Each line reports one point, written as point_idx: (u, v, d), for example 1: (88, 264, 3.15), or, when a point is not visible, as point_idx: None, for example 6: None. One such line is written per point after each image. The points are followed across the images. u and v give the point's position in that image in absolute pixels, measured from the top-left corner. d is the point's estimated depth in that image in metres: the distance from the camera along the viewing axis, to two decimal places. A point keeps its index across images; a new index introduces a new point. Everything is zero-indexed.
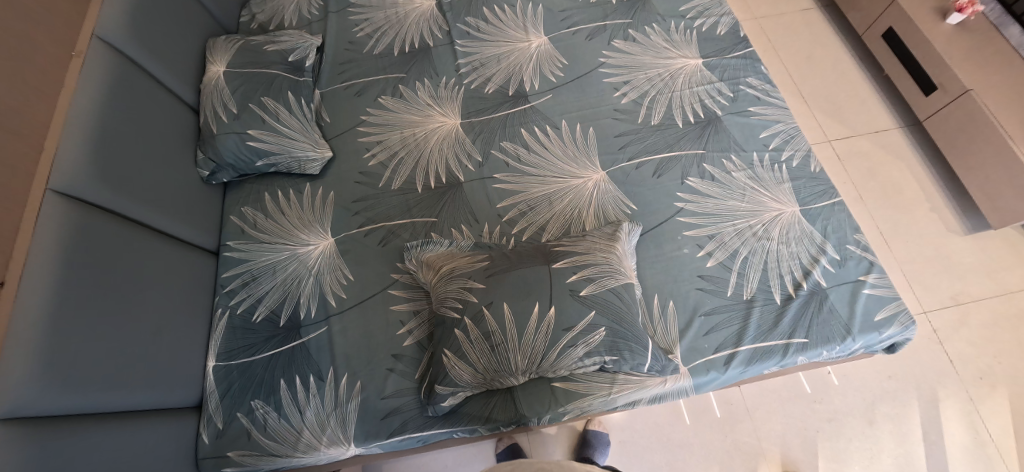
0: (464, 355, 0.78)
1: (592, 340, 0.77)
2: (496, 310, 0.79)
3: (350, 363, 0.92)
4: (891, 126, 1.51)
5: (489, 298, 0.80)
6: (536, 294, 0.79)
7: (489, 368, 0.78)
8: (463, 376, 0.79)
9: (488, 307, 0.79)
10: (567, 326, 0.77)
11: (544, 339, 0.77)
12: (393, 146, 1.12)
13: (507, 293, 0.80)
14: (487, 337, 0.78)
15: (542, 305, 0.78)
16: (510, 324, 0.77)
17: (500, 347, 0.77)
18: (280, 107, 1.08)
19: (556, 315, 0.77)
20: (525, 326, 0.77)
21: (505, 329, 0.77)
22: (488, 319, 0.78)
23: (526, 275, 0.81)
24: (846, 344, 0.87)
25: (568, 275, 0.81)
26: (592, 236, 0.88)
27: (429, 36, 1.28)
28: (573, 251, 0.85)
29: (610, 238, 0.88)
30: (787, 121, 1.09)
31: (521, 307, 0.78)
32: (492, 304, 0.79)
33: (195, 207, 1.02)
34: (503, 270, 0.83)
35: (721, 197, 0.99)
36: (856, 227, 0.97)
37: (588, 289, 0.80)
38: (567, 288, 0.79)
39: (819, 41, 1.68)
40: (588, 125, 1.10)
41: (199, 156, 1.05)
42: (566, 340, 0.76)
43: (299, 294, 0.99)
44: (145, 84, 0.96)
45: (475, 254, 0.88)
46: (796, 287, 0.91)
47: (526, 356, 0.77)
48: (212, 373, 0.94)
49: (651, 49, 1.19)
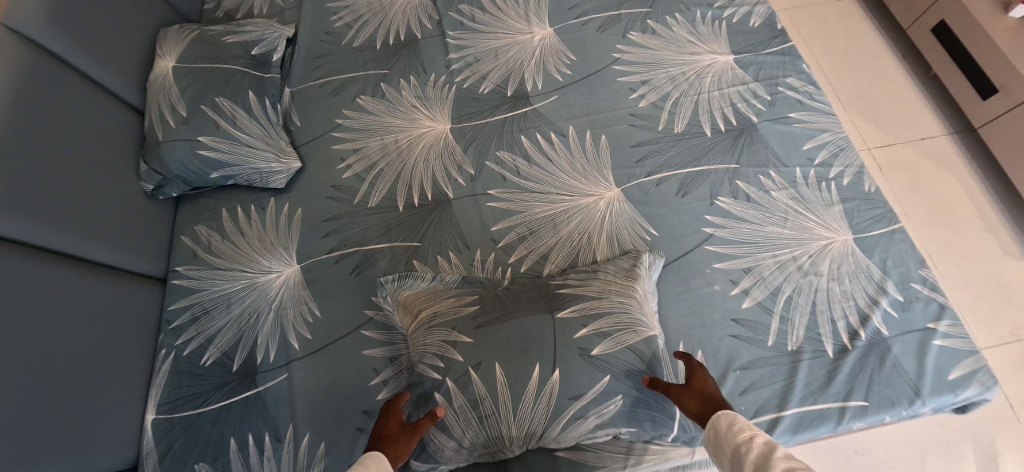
0: (446, 428, 0.63)
1: (605, 410, 0.62)
2: (485, 372, 0.63)
3: (313, 420, 0.77)
4: (939, 133, 1.34)
5: (477, 357, 0.64)
6: (536, 352, 0.64)
7: (477, 444, 0.63)
8: (445, 453, 0.64)
9: (476, 368, 0.63)
10: (575, 394, 0.62)
11: (546, 410, 0.62)
12: (372, 155, 0.96)
13: (501, 351, 0.64)
14: (474, 406, 0.62)
15: (544, 368, 0.63)
16: (504, 391, 0.62)
17: (490, 419, 0.62)
18: (238, 110, 0.92)
19: (561, 380, 0.62)
20: (522, 394, 0.62)
21: (496, 398, 0.62)
22: (475, 385, 0.63)
23: (523, 327, 0.65)
24: (914, 409, 0.71)
25: (577, 328, 0.65)
26: (607, 273, 0.73)
27: (417, 27, 1.11)
28: (583, 295, 0.69)
29: (628, 276, 0.72)
30: (835, 130, 0.92)
31: (517, 369, 0.63)
32: (480, 365, 0.64)
33: (136, 229, 0.87)
34: (495, 319, 0.67)
35: (758, 222, 0.83)
36: (920, 260, 0.81)
37: (601, 347, 0.64)
38: (576, 346, 0.64)
39: (858, 34, 1.50)
40: (600, 133, 0.94)
41: (143, 167, 0.89)
42: (573, 412, 0.62)
43: (257, 332, 0.83)
44: (70, 82, 0.80)
45: (463, 296, 0.72)
46: (852, 337, 0.75)
47: (523, 430, 0.62)
48: (150, 428, 0.79)
49: (674, 43, 1.02)
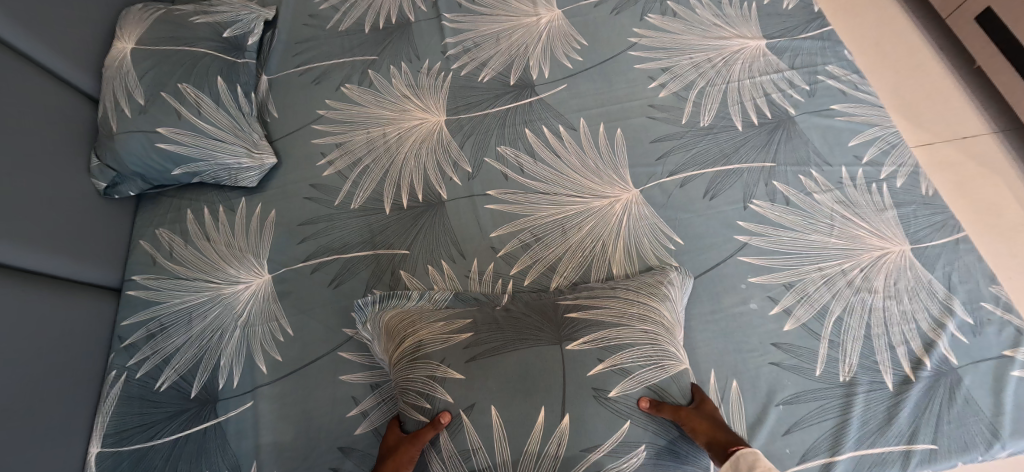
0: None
1: (625, 466, 0.51)
2: (479, 415, 0.53)
3: (280, 456, 0.66)
4: (982, 131, 1.22)
5: (470, 398, 0.53)
6: (541, 393, 0.52)
7: None
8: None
9: (468, 411, 0.53)
10: (589, 447, 0.51)
11: (553, 468, 0.50)
12: (357, 150, 0.85)
13: (499, 391, 0.53)
14: (465, 459, 0.52)
15: (550, 412, 0.52)
16: (501, 441, 0.51)
17: None
18: (204, 98, 0.81)
19: (572, 428, 0.51)
20: (523, 445, 0.51)
21: (492, 448, 0.51)
22: (467, 432, 0.52)
23: (527, 360, 0.54)
24: (992, 454, 0.60)
25: (592, 363, 0.54)
26: (626, 293, 0.62)
27: (410, 9, 1.00)
28: (598, 322, 0.57)
29: (649, 297, 0.61)
30: (884, 124, 0.81)
31: (517, 413, 0.52)
32: (474, 407, 0.53)
33: (87, 232, 0.76)
34: (491, 351, 0.56)
35: (799, 229, 0.72)
36: (990, 275, 0.70)
37: (619, 389, 0.53)
38: (590, 386, 0.53)
39: (891, 23, 1.38)
40: (614, 126, 0.83)
41: (95, 162, 0.78)
42: (588, 469, 0.50)
43: (220, 353, 0.72)
44: (6, 62, 0.69)
45: (454, 317, 0.61)
46: (915, 366, 0.63)
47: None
48: (94, 463, 0.68)
49: (698, 26, 0.91)
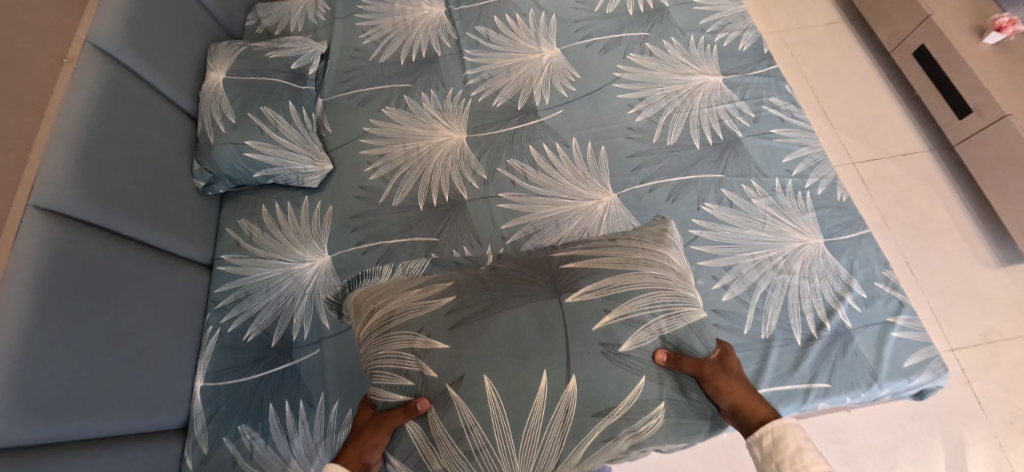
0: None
1: (643, 429, 0.59)
2: (470, 388, 0.59)
3: (341, 389, 0.88)
4: (919, 149, 1.43)
5: (458, 371, 0.60)
6: (539, 362, 0.60)
7: None
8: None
9: (456, 384, 0.60)
10: (600, 411, 0.58)
11: (560, 435, 0.58)
12: (396, 160, 1.08)
13: (488, 361, 0.60)
14: (461, 438, 0.57)
15: (554, 379, 0.59)
16: (500, 410, 0.58)
17: (481, 453, 0.57)
18: (280, 118, 1.04)
19: (579, 394, 0.59)
20: (525, 418, 0.58)
21: (489, 424, 0.58)
22: (459, 409, 0.58)
23: (510, 322, 0.62)
24: (872, 391, 0.81)
25: (596, 320, 0.62)
26: (629, 248, 0.71)
27: (436, 45, 1.24)
28: (599, 274, 0.67)
29: (650, 251, 0.71)
30: (812, 145, 1.02)
31: (516, 386, 0.59)
32: (463, 379, 0.60)
33: (191, 220, 0.99)
34: (470, 317, 0.64)
35: (739, 225, 0.94)
36: (884, 262, 0.91)
37: (630, 341, 0.61)
38: (597, 342, 0.61)
39: (845, 55, 1.60)
40: (600, 144, 1.05)
41: (196, 166, 1.01)
42: (601, 435, 0.58)
43: (293, 313, 0.95)
44: (140, 92, 0.93)
45: (425, 288, 0.70)
46: (818, 328, 0.85)
47: (529, 463, 0.58)
48: (200, 394, 0.90)
49: (669, 64, 1.13)
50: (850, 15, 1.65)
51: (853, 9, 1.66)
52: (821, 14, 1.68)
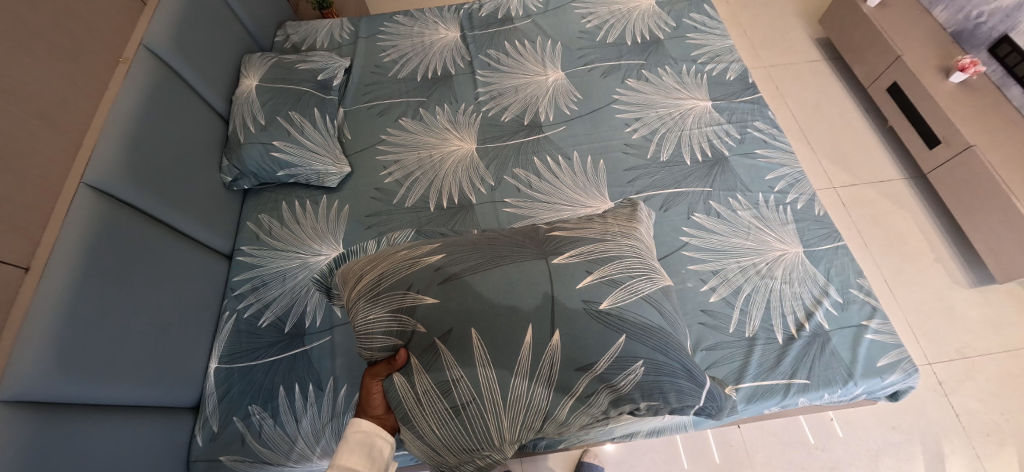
0: (416, 427, 0.65)
1: (621, 383, 0.65)
2: (457, 340, 0.65)
3: (349, 373, 0.93)
4: (896, 178, 1.54)
5: (448, 325, 0.66)
6: (525, 317, 0.66)
7: (452, 434, 0.64)
8: (415, 450, 0.67)
9: (445, 337, 0.66)
10: (583, 366, 0.64)
11: (546, 387, 0.64)
12: (410, 165, 1.16)
13: (476, 317, 0.66)
14: (447, 386, 0.64)
15: (540, 333, 0.65)
16: (488, 363, 0.64)
17: (466, 406, 0.64)
18: (307, 123, 1.14)
19: (564, 351, 0.64)
20: (512, 369, 0.64)
21: (475, 376, 0.64)
22: (448, 365, 0.64)
23: (499, 278, 0.69)
24: (847, 388, 0.87)
25: (581, 279, 0.69)
26: (604, 224, 0.80)
27: (450, 65, 1.35)
28: (581, 241, 0.74)
29: (623, 227, 0.80)
30: (793, 165, 1.12)
31: (504, 339, 0.65)
32: (450, 333, 0.66)
33: (217, 211, 1.06)
34: (459, 273, 0.70)
35: (726, 234, 1.02)
36: (859, 271, 0.98)
37: (610, 298, 0.68)
38: (582, 298, 0.67)
39: (825, 90, 1.72)
40: (598, 158, 1.14)
41: (224, 163, 1.09)
42: (583, 389, 0.64)
43: (307, 301, 1.00)
44: (182, 91, 1.02)
45: (414, 249, 0.76)
46: (798, 328, 0.91)
47: (517, 413, 0.64)
48: (212, 375, 0.94)
49: (663, 89, 1.24)
50: (829, 54, 1.79)
51: (833, 49, 1.80)
52: (803, 52, 1.82)
